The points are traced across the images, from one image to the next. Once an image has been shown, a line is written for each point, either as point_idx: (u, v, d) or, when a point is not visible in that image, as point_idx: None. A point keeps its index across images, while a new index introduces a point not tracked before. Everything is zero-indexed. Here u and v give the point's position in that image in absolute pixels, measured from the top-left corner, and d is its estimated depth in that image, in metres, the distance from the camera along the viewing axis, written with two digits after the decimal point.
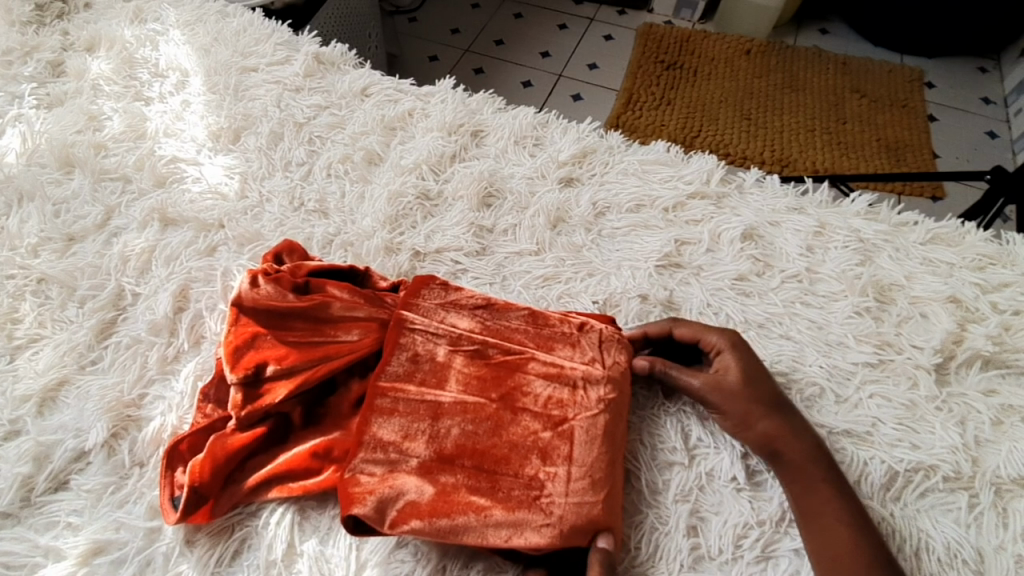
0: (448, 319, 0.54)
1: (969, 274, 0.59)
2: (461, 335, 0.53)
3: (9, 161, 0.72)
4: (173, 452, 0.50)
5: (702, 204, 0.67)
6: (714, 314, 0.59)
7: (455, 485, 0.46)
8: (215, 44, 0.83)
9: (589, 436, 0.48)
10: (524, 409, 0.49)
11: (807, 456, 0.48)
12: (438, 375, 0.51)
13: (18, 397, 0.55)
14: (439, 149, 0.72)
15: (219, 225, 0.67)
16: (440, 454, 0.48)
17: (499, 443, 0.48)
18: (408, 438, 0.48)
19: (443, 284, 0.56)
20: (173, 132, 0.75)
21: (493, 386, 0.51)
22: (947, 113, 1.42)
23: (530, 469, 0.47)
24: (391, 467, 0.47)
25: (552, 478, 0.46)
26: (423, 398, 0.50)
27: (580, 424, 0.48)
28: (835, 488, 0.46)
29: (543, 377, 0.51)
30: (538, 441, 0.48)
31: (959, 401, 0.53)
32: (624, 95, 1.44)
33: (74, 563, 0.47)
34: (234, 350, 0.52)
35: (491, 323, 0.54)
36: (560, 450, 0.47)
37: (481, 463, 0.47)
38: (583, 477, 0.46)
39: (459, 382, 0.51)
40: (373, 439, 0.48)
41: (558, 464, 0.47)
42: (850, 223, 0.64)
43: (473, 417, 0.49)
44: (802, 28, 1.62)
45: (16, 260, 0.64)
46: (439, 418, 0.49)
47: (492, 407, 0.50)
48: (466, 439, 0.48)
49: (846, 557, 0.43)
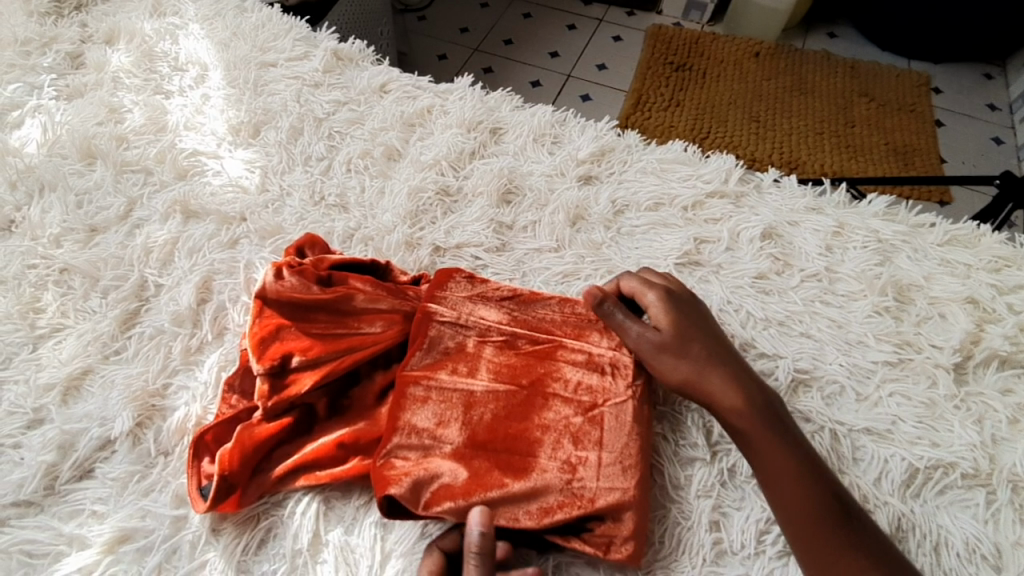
0: (477, 311, 0.55)
1: (986, 276, 0.60)
2: (491, 327, 0.54)
3: (29, 152, 0.73)
4: (200, 443, 0.51)
5: (722, 203, 0.67)
6: (734, 311, 0.59)
7: (488, 469, 0.47)
8: (234, 39, 0.84)
9: (620, 421, 0.49)
10: (554, 395, 0.51)
11: (738, 413, 0.47)
12: (470, 364, 0.52)
13: (41, 386, 0.55)
14: (459, 145, 0.73)
15: (240, 218, 0.67)
16: (472, 441, 0.48)
17: (532, 426, 0.49)
18: (442, 426, 0.49)
19: (469, 277, 0.57)
20: (193, 125, 0.75)
21: (524, 372, 0.52)
22: (954, 118, 1.43)
23: (563, 453, 0.48)
24: (426, 452, 0.48)
25: (585, 463, 0.47)
26: (456, 386, 0.51)
27: (611, 411, 0.49)
28: (782, 443, 0.46)
29: (573, 364, 0.52)
30: (570, 426, 0.49)
31: (976, 400, 0.53)
32: (633, 96, 1.44)
33: (99, 551, 0.47)
34: (259, 342, 0.52)
35: (519, 314, 0.55)
36: (591, 435, 0.48)
37: (512, 447, 0.48)
38: (613, 463, 0.47)
39: (490, 371, 0.52)
40: (407, 426, 0.49)
41: (589, 449, 0.48)
42: (869, 224, 0.64)
43: (505, 405, 0.50)
44: (810, 32, 1.62)
45: (38, 250, 0.64)
46: (471, 407, 0.50)
47: (522, 394, 0.51)
48: (496, 425, 0.49)
49: (798, 511, 0.44)
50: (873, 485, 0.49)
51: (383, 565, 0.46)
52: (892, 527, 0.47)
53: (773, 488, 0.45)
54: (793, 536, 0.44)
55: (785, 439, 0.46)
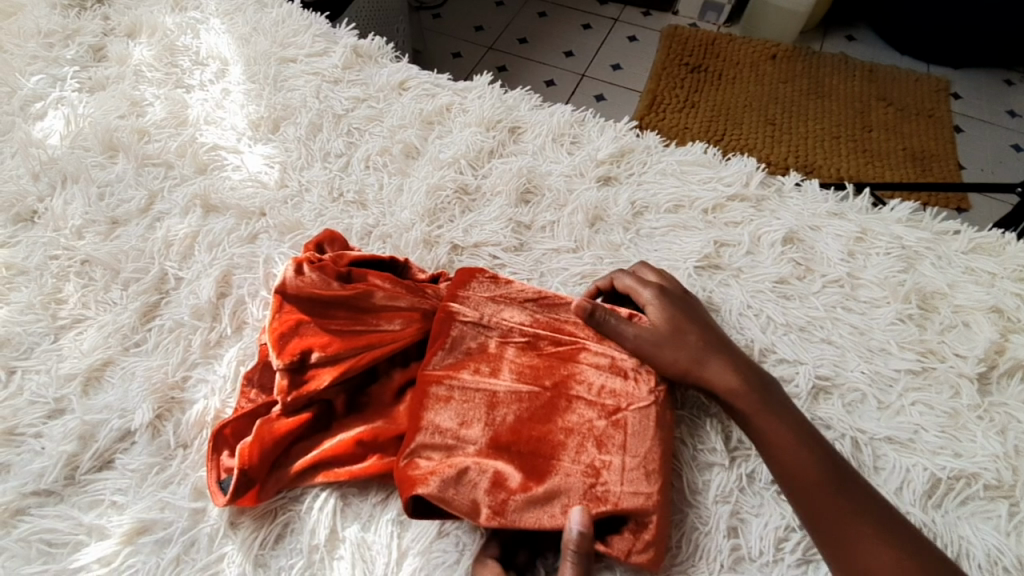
0: (498, 312, 0.54)
1: (1011, 285, 0.59)
2: (513, 328, 0.54)
3: (52, 144, 0.73)
4: (218, 436, 0.51)
5: (742, 207, 0.67)
6: (755, 316, 0.58)
7: (511, 471, 0.47)
8: (254, 34, 0.84)
9: (643, 426, 0.49)
10: (577, 398, 0.50)
11: (739, 398, 0.49)
12: (493, 364, 0.52)
13: (63, 376, 0.56)
14: (478, 144, 0.72)
15: (259, 213, 0.68)
16: (496, 440, 0.48)
17: (555, 429, 0.49)
18: (465, 426, 0.49)
19: (492, 278, 0.57)
20: (214, 120, 0.76)
21: (546, 374, 0.52)
22: (973, 124, 1.41)
23: (586, 456, 0.47)
24: (449, 452, 0.48)
25: (608, 467, 0.47)
26: (479, 386, 0.51)
27: (634, 415, 0.49)
28: (786, 423, 0.47)
29: (595, 367, 0.52)
30: (593, 429, 0.49)
31: (1000, 411, 0.52)
32: (648, 96, 1.43)
33: (119, 542, 0.47)
34: (279, 336, 0.52)
35: (541, 316, 0.55)
36: (615, 439, 0.48)
37: (535, 449, 0.48)
38: (636, 468, 0.47)
39: (512, 372, 0.51)
40: (430, 426, 0.49)
41: (612, 453, 0.47)
42: (892, 230, 0.64)
43: (528, 406, 0.50)
44: (828, 34, 1.61)
45: (60, 242, 0.64)
46: (494, 407, 0.50)
47: (545, 396, 0.50)
48: (519, 426, 0.49)
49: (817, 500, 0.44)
50: (894, 494, 0.49)
51: (400, 563, 0.46)
52: None
53: (784, 467, 0.46)
54: (804, 510, 0.45)
55: (790, 420, 0.48)
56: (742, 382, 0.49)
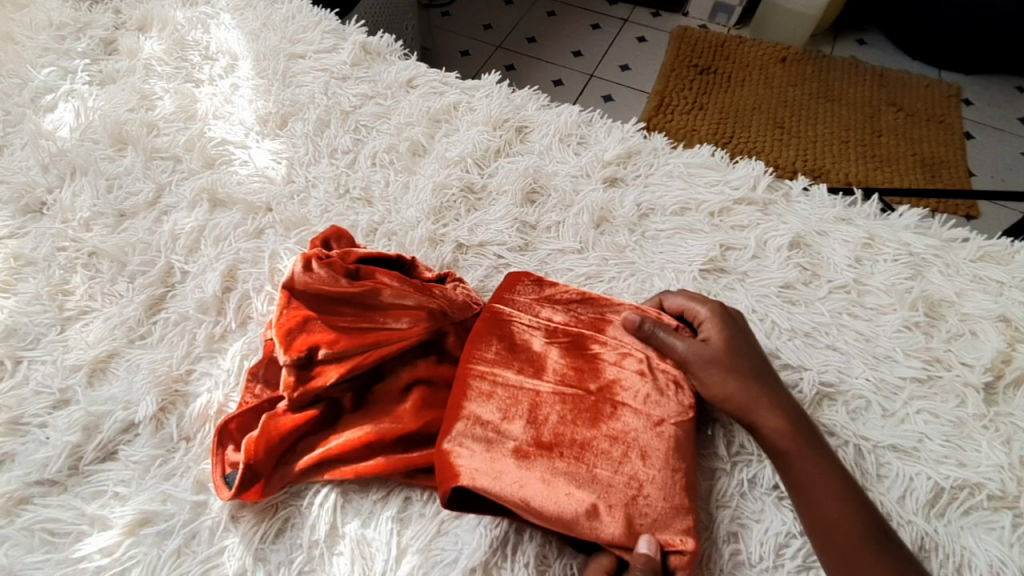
0: (544, 313, 0.56)
1: (1019, 294, 0.59)
2: (558, 328, 0.55)
3: (62, 136, 0.74)
4: (223, 431, 0.51)
5: (749, 210, 0.67)
6: (759, 320, 0.58)
7: (553, 472, 0.46)
8: (264, 30, 0.84)
9: (687, 439, 0.49)
10: (623, 403, 0.50)
11: (785, 438, 0.48)
12: (537, 365, 0.52)
13: (68, 367, 0.56)
14: (485, 143, 0.72)
15: (266, 208, 0.68)
16: (539, 441, 0.48)
17: (599, 436, 0.48)
18: (507, 421, 0.49)
19: (537, 281, 0.58)
20: (222, 114, 0.76)
21: (590, 376, 0.52)
22: (984, 131, 1.40)
23: (630, 467, 0.47)
24: (489, 445, 0.48)
25: (652, 479, 0.46)
26: (522, 385, 0.51)
27: (679, 422, 0.49)
28: (823, 462, 0.47)
29: (639, 372, 0.52)
30: (638, 438, 0.48)
31: (1006, 421, 0.52)
32: (656, 98, 1.43)
33: (120, 533, 0.47)
34: (286, 331, 0.52)
35: (586, 318, 0.56)
36: (660, 450, 0.48)
37: (580, 454, 0.47)
38: (679, 482, 0.46)
39: (557, 374, 0.52)
40: (470, 417, 0.49)
41: (656, 467, 0.47)
42: (900, 237, 0.63)
43: (572, 408, 0.50)
44: (838, 38, 1.60)
45: (68, 233, 0.65)
46: (538, 406, 0.50)
47: (589, 399, 0.50)
48: (562, 428, 0.49)
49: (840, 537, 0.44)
50: (897, 503, 0.48)
51: (399, 561, 0.46)
52: (915, 546, 0.47)
53: (812, 505, 0.46)
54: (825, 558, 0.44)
55: (832, 467, 0.47)
56: (790, 423, 0.49)
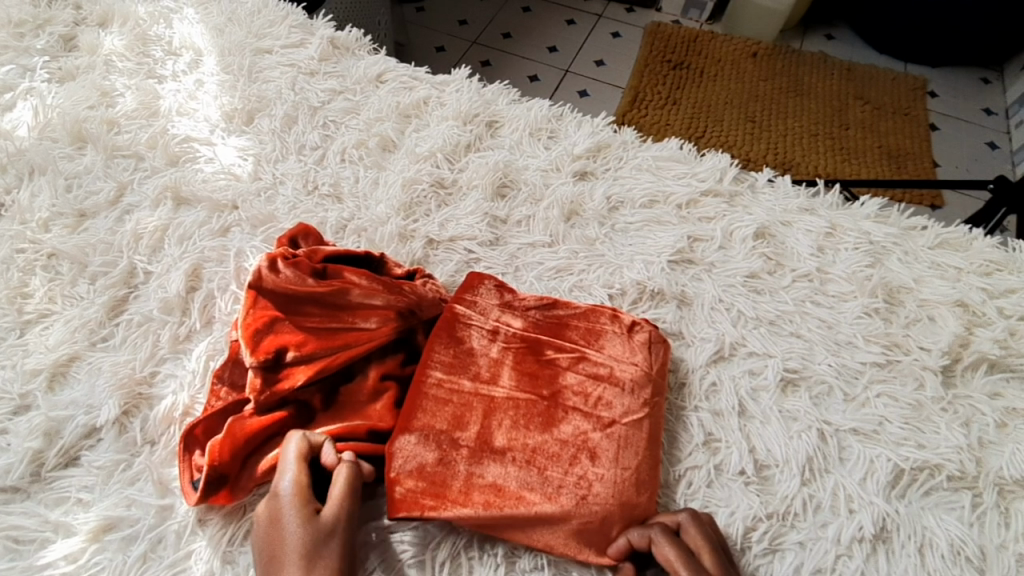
0: (503, 318, 0.56)
1: (976, 279, 0.60)
2: (515, 333, 0.55)
3: (20, 135, 0.71)
4: (189, 436, 0.50)
5: (716, 202, 0.68)
6: (726, 310, 0.59)
7: (506, 479, 0.47)
8: (229, 24, 0.83)
9: (636, 437, 0.49)
10: (573, 408, 0.51)
11: (633, 487, 0.47)
12: (493, 370, 0.53)
13: (28, 371, 0.54)
14: (455, 138, 0.72)
15: (232, 206, 0.67)
16: (489, 444, 0.49)
17: (551, 440, 0.49)
18: (459, 430, 0.49)
19: (498, 287, 0.59)
20: (186, 111, 0.74)
21: (544, 382, 0.52)
22: (948, 122, 1.43)
23: (579, 468, 0.47)
24: (443, 455, 0.48)
25: (599, 479, 0.47)
26: (477, 392, 0.52)
27: (630, 421, 0.50)
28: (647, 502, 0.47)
29: (591, 377, 0.53)
30: (587, 441, 0.49)
31: (964, 403, 0.53)
32: (631, 93, 1.44)
33: (83, 540, 0.46)
34: (253, 333, 0.52)
35: (544, 322, 0.56)
36: (608, 451, 0.48)
37: (533, 457, 0.48)
38: (627, 479, 0.47)
39: (511, 377, 0.52)
40: (421, 425, 0.49)
41: (604, 465, 0.48)
42: (861, 226, 0.65)
43: (525, 412, 0.51)
44: (808, 33, 1.63)
45: (26, 234, 0.63)
46: (491, 412, 0.51)
47: (541, 404, 0.51)
48: (514, 432, 0.50)
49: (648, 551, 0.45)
50: (859, 485, 0.49)
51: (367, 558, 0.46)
52: (878, 527, 0.47)
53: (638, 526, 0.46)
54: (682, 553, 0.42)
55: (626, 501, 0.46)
56: (604, 477, 0.47)
